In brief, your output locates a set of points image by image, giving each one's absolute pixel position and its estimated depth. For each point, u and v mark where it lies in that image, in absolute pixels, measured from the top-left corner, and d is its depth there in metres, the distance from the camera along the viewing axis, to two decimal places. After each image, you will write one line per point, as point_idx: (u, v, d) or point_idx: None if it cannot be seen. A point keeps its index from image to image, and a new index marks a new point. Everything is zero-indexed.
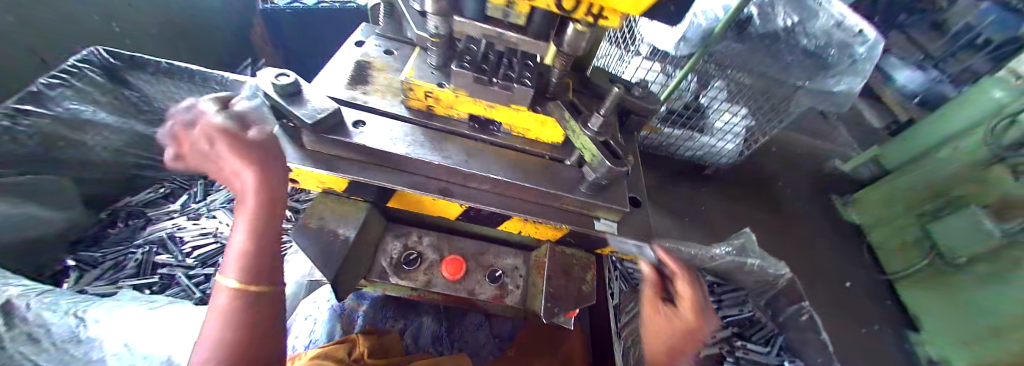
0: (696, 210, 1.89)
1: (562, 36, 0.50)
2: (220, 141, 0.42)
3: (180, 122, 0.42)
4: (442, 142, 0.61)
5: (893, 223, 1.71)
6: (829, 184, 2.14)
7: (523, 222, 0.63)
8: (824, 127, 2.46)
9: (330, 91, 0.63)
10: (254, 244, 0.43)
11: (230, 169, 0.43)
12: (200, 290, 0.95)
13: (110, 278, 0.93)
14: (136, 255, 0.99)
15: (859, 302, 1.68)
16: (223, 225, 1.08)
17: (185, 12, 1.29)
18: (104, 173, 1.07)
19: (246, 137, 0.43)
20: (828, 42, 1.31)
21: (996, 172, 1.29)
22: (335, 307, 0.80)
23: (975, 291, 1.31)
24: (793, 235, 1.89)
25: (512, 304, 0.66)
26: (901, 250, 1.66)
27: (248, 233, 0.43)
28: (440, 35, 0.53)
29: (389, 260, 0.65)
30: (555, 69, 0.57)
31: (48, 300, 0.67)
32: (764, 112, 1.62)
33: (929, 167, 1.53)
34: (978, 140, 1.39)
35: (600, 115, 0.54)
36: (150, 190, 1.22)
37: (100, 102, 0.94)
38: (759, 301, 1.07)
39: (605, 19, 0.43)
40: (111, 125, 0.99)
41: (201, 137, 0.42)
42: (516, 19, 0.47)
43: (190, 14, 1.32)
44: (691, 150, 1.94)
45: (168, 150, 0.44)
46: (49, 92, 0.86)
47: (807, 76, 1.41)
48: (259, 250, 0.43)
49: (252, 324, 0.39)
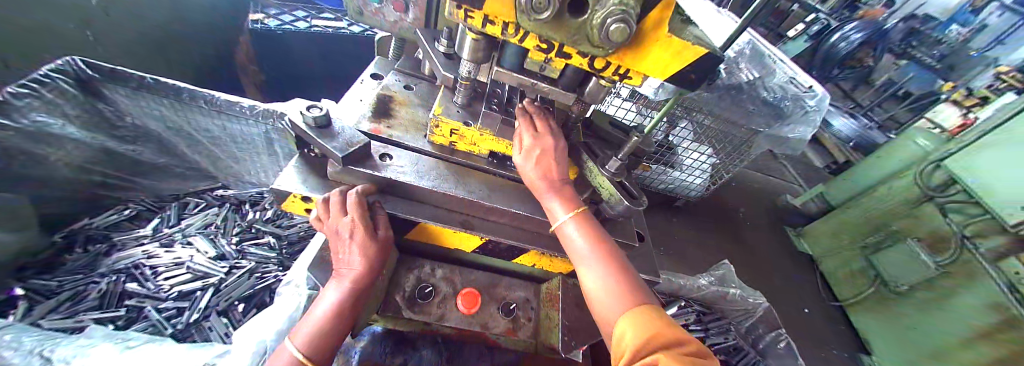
0: (671, 240, 2.00)
1: (585, 88, 0.57)
2: (357, 234, 0.51)
3: (336, 202, 0.53)
4: (465, 176, 0.63)
5: (841, 254, 1.90)
6: (784, 217, 2.36)
7: (539, 255, 0.66)
8: (775, 165, 2.74)
9: (355, 123, 0.64)
10: (335, 315, 0.51)
11: (349, 253, 0.52)
12: (170, 325, 0.86)
13: (68, 311, 0.84)
14: (100, 285, 0.90)
15: (819, 327, 1.81)
16: (199, 253, 1.01)
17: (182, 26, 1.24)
18: (63, 191, 0.97)
19: (375, 234, 0.53)
20: (784, 95, 1.54)
21: (922, 211, 1.50)
22: None
23: (917, 317, 1.48)
24: (758, 265, 2.03)
25: (524, 338, 0.65)
26: (850, 279, 1.84)
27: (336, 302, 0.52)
28: (470, 78, 0.58)
29: (402, 294, 0.64)
30: (573, 114, 0.63)
31: (9, 339, 0.62)
32: (727, 152, 1.78)
33: (867, 205, 1.74)
34: (907, 183, 1.59)
35: (617, 159, 0.59)
36: (114, 211, 1.11)
37: (70, 116, 0.91)
38: (740, 328, 1.14)
39: (629, 78, 0.49)
40: (80, 140, 0.94)
41: (344, 225, 0.51)
42: (550, 73, 0.52)
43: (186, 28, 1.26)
44: (665, 183, 2.08)
45: (316, 210, 0.54)
46: (16, 102, 0.80)
47: (766, 124, 1.58)
48: (336, 322, 0.51)
49: None
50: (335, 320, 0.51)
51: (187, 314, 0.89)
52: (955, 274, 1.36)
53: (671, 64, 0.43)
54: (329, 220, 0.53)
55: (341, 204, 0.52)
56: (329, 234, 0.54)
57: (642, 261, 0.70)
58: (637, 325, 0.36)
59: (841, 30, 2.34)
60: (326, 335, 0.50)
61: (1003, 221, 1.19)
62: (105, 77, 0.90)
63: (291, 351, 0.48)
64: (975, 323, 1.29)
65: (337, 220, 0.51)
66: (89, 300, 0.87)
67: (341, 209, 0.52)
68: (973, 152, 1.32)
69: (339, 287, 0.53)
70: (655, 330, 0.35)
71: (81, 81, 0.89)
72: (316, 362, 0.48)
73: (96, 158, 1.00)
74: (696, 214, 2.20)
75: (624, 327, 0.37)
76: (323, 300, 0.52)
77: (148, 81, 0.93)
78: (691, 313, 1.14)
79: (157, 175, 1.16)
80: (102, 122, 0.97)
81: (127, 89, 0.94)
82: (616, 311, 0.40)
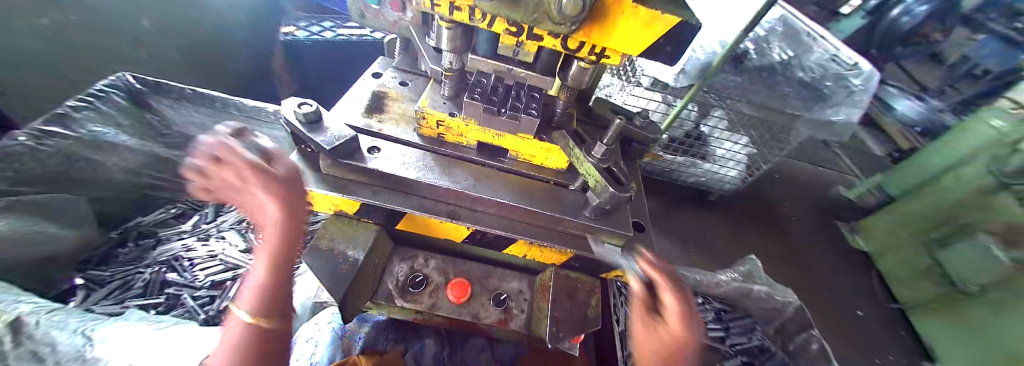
0: (701, 236, 1.89)
1: (567, 71, 0.54)
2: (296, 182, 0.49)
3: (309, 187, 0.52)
4: (451, 167, 0.64)
5: (902, 251, 1.73)
6: (835, 211, 2.20)
7: (528, 246, 0.64)
8: (825, 153, 2.59)
9: (347, 118, 0.66)
10: (267, 279, 0.42)
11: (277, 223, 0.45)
12: (202, 312, 0.95)
13: (117, 298, 0.94)
14: (144, 274, 0.99)
15: (872, 332, 1.65)
16: (231, 247, 1.09)
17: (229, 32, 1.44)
18: (124, 194, 1.14)
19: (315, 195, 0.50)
20: (824, 75, 1.45)
21: (998, 201, 1.37)
22: (336, 330, 0.81)
23: (989, 320, 1.33)
24: (798, 262, 1.89)
25: (516, 329, 0.64)
26: (914, 278, 1.66)
27: (265, 269, 0.42)
28: (453, 69, 0.58)
29: (395, 281, 0.65)
30: (560, 100, 0.62)
31: (57, 319, 0.65)
32: (764, 141, 1.70)
33: (942, 188, 1.58)
34: (981, 169, 1.46)
35: (603, 144, 0.56)
36: (162, 210, 1.26)
37: (124, 126, 1.08)
38: (770, 329, 1.05)
39: (607, 57, 0.47)
40: (131, 147, 1.10)
41: (233, 176, 0.44)
42: (525, 57, 0.52)
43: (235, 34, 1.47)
44: (695, 176, 1.96)
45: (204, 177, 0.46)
46: (75, 114, 0.98)
47: (805, 108, 1.49)
48: (271, 286, 0.41)
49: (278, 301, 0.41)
50: (281, 242, 0.44)
51: (218, 301, 0.97)
52: None
53: (640, 42, 0.41)
54: (213, 181, 0.46)
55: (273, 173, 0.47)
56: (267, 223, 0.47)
57: (640, 249, 0.67)
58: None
59: (904, 1, 2.29)
60: (274, 282, 0.42)
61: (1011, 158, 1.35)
62: (149, 89, 1.08)
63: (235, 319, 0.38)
64: None
65: (220, 174, 0.44)
66: (136, 288, 0.97)
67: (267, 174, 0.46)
68: None
69: (260, 240, 0.44)
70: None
71: (130, 93, 1.07)
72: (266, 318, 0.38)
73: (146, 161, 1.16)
74: (728, 206, 2.09)
75: None
76: (254, 261, 0.43)
77: (187, 92, 1.09)
78: (711, 310, 1.08)
79: None
80: (150, 131, 1.14)
81: (170, 100, 1.10)
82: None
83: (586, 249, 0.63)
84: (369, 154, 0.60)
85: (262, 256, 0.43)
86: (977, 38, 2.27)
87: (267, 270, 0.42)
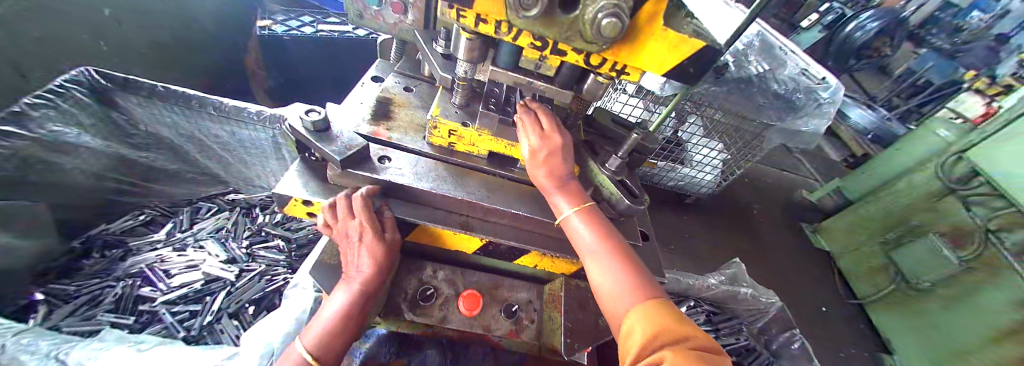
0: (682, 238, 1.98)
1: (581, 85, 0.57)
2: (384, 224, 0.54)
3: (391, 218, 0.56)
4: (464, 177, 0.63)
5: (860, 250, 1.88)
6: (800, 213, 2.36)
7: (540, 256, 0.65)
8: (790, 158, 2.77)
9: (353, 126, 0.64)
10: (343, 311, 0.50)
11: (358, 257, 0.51)
12: (183, 329, 0.88)
13: (85, 314, 0.86)
14: (115, 289, 0.91)
15: (836, 326, 1.78)
16: (212, 257, 1.02)
17: (195, 22, 1.35)
18: (84, 200, 1.06)
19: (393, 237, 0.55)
20: (796, 88, 1.54)
21: (945, 204, 1.53)
22: None
23: (939, 313, 1.48)
24: (769, 262, 2.02)
25: (527, 340, 0.64)
26: (871, 275, 1.81)
27: (345, 301, 0.51)
28: (467, 78, 0.58)
29: (404, 295, 0.63)
30: (573, 112, 0.64)
31: (26, 342, 0.60)
32: (738, 147, 1.81)
33: (896, 192, 1.73)
34: (928, 176, 1.62)
35: (618, 157, 0.59)
36: (129, 216, 1.19)
37: (86, 126, 0.99)
38: (753, 328, 1.13)
39: (628, 74, 0.49)
40: (93, 148, 1.03)
41: (353, 228, 0.50)
42: (546, 71, 0.52)
43: (203, 25, 1.38)
44: (674, 180, 2.08)
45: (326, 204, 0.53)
46: (32, 113, 0.87)
47: (778, 117, 1.58)
48: (342, 319, 0.50)
49: (344, 332, 0.50)
50: (360, 299, 0.51)
51: (199, 318, 0.90)
52: (978, 271, 1.37)
53: (668, 62, 0.43)
54: (337, 223, 0.52)
55: (347, 209, 0.51)
56: (337, 238, 0.53)
57: (647, 258, 0.69)
58: (645, 319, 0.36)
59: (858, 18, 2.44)
60: (342, 328, 0.50)
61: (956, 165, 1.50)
62: (115, 85, 0.98)
63: (300, 351, 0.48)
64: (1002, 322, 1.28)
65: (346, 222, 0.50)
66: (106, 304, 0.88)
67: (350, 213, 0.51)
68: (995, 144, 1.35)
69: (349, 289, 0.52)
70: (664, 325, 0.35)
71: (95, 90, 0.97)
72: (326, 362, 0.48)
73: (109, 164, 1.08)
74: (705, 209, 2.20)
75: (634, 321, 0.37)
76: (332, 302, 0.51)
77: (158, 89, 1.01)
78: (700, 312, 1.14)
79: (171, 181, 1.24)
80: (116, 131, 1.06)
81: (139, 98, 1.02)
82: (627, 305, 0.40)
83: None
84: (382, 163, 0.59)
85: (346, 286, 0.52)
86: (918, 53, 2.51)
87: (344, 310, 0.50)
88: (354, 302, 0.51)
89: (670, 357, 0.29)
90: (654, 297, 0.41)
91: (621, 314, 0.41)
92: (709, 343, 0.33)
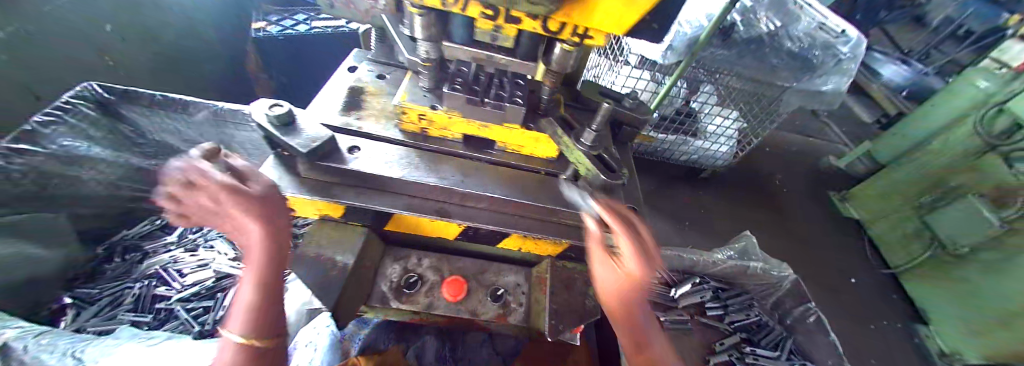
0: (695, 215, 1.91)
1: (550, 56, 0.52)
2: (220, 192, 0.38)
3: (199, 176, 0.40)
4: (436, 163, 0.61)
5: (893, 215, 1.75)
6: (826, 181, 2.22)
7: (522, 239, 0.63)
8: (815, 124, 2.59)
9: (323, 117, 0.63)
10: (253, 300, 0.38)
11: (243, 224, 0.39)
12: (198, 323, 0.93)
13: (108, 314, 0.92)
14: (133, 289, 0.97)
15: (866, 296, 1.69)
16: (221, 256, 1.07)
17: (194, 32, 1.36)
18: (102, 208, 1.12)
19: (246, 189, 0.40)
20: (812, 44, 1.38)
21: (985, 160, 1.40)
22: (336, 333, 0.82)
23: (976, 278, 1.37)
24: (791, 234, 1.92)
25: (516, 323, 0.64)
26: (903, 242, 1.69)
27: (247, 289, 0.38)
28: (431, 59, 0.55)
29: (389, 284, 0.64)
30: (545, 86, 0.59)
31: (45, 342, 0.65)
32: (755, 115, 1.71)
33: (932, 150, 1.59)
34: (966, 131, 1.48)
35: (592, 131, 0.54)
36: (146, 222, 1.26)
37: (96, 138, 1.03)
38: (765, 304, 1.13)
39: (590, 38, 0.44)
40: (106, 159, 1.07)
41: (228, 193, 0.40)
42: (503, 42, 0.49)
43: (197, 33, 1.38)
44: (687, 154, 1.98)
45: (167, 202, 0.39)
46: (44, 130, 0.93)
47: (794, 78, 1.45)
48: (261, 304, 0.38)
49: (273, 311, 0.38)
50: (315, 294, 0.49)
51: (212, 312, 0.96)
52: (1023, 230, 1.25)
53: (631, 19, 0.38)
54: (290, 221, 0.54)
55: (213, 180, 0.41)
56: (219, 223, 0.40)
57: None
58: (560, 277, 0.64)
59: None
60: (265, 305, 0.38)
61: (997, 117, 1.37)
62: (119, 98, 0.99)
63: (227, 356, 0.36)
64: None
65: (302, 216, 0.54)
66: (126, 304, 0.95)
67: (233, 182, 0.41)
68: None
69: (249, 279, 0.38)
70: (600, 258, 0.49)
71: (101, 105, 0.99)
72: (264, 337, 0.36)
73: (123, 175, 1.12)
74: (722, 182, 2.11)
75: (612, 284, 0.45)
76: (230, 302, 0.37)
77: (156, 98, 1.00)
78: (707, 289, 1.14)
79: None
80: (125, 141, 1.09)
81: (139, 108, 1.02)
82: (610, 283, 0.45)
83: (582, 238, 0.61)
84: (348, 155, 0.57)
85: (243, 274, 0.38)
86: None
87: None
88: (262, 297, 0.38)
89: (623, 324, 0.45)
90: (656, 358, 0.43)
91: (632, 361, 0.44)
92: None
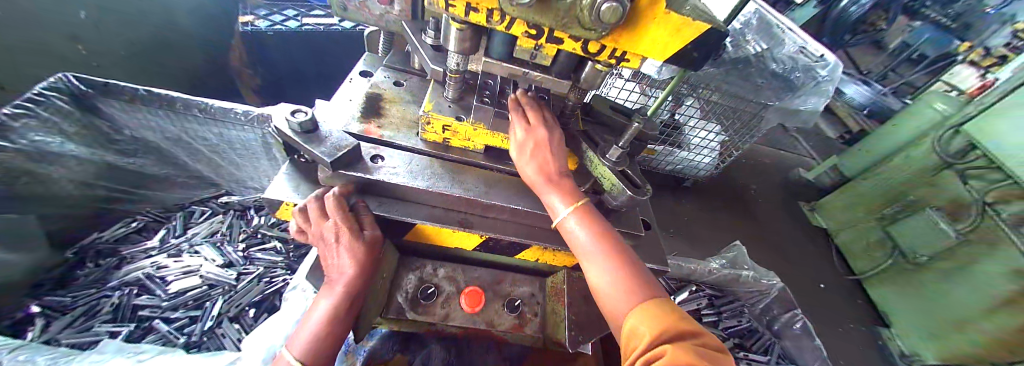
0: (680, 223, 1.98)
1: (580, 72, 0.54)
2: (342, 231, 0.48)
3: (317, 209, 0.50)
4: (459, 173, 0.61)
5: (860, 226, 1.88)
6: (798, 192, 2.36)
7: (542, 250, 0.63)
8: (788, 139, 2.76)
9: (342, 124, 0.62)
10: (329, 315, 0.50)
11: (338, 257, 0.50)
12: (184, 335, 0.88)
13: (82, 326, 0.85)
14: (112, 298, 0.91)
15: (836, 301, 1.81)
16: (208, 263, 1.01)
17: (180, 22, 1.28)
18: (72, 209, 1.03)
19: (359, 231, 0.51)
20: (794, 66, 1.48)
21: (942, 177, 1.54)
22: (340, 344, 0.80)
23: (934, 285, 1.50)
24: (768, 242, 2.02)
25: (533, 334, 0.64)
26: (868, 251, 1.83)
27: (329, 306, 0.50)
28: (460, 70, 0.55)
29: (405, 295, 0.63)
30: (570, 101, 0.61)
31: (22, 358, 0.61)
32: (736, 129, 1.78)
33: (894, 167, 1.73)
34: (924, 150, 1.63)
35: (618, 148, 0.56)
36: (120, 224, 1.17)
37: (69, 134, 0.94)
38: (755, 310, 1.19)
39: (627, 61, 0.46)
40: (80, 156, 0.98)
41: (328, 229, 0.49)
42: (541, 60, 0.50)
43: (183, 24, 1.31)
44: (672, 164, 2.07)
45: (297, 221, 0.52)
46: (12, 123, 0.83)
47: (776, 97, 1.56)
48: (332, 324, 0.49)
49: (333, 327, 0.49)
50: (337, 315, 0.50)
51: (200, 323, 0.90)
52: (976, 242, 1.38)
53: (669, 46, 0.40)
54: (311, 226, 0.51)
55: (320, 210, 0.50)
56: (315, 241, 0.52)
57: (651, 249, 0.67)
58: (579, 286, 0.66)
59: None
60: (332, 331, 0.49)
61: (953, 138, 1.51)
62: (98, 91, 0.93)
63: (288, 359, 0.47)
64: (997, 292, 1.31)
65: (320, 224, 0.49)
66: (103, 314, 0.88)
67: (322, 214, 0.49)
68: (996, 115, 1.35)
69: (332, 294, 0.51)
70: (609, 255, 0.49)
71: (77, 98, 0.92)
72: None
73: (98, 173, 1.04)
74: (704, 192, 2.20)
75: (636, 321, 0.38)
76: (317, 309, 0.50)
77: (139, 92, 0.95)
78: (703, 297, 1.20)
79: (162, 186, 1.22)
80: (100, 137, 1.01)
81: (121, 103, 0.96)
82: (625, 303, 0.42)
83: None
84: (375, 163, 0.57)
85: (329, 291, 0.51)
86: (914, 26, 2.49)
87: None
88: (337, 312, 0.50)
89: (670, 350, 0.31)
90: (651, 297, 0.42)
91: (621, 313, 0.42)
92: (711, 341, 0.35)
